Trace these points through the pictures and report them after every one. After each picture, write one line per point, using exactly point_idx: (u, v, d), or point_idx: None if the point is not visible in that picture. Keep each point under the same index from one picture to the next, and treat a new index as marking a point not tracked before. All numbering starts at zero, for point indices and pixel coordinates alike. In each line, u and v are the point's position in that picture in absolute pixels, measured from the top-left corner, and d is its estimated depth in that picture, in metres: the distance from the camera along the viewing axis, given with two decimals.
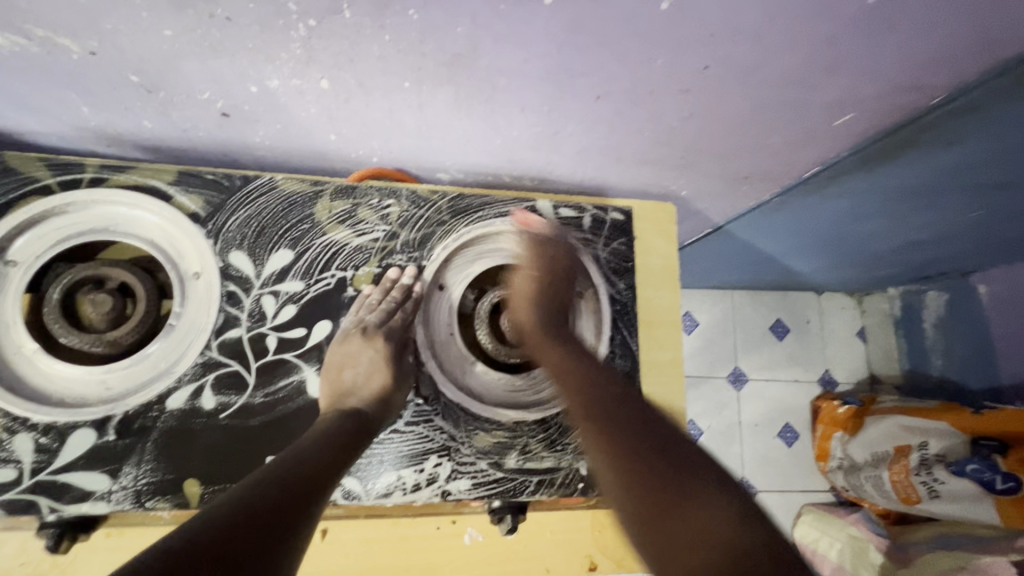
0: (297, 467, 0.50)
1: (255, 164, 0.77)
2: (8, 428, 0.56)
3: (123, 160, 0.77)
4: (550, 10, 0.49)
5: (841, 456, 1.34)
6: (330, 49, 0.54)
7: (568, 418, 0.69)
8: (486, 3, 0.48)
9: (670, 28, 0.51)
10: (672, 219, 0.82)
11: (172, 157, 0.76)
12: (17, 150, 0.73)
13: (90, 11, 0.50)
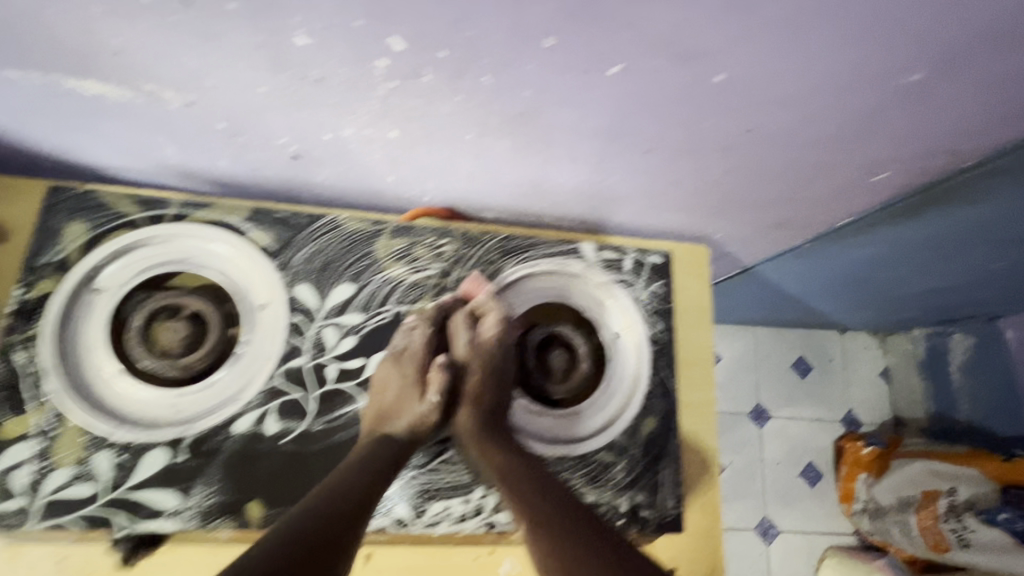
0: (327, 510, 0.54)
1: (314, 200, 0.83)
2: (89, 447, 0.60)
3: (194, 193, 0.83)
4: (614, 79, 0.53)
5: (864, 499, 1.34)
6: (404, 105, 0.59)
7: (608, 455, 0.71)
8: (555, 74, 0.53)
9: (722, 96, 0.55)
10: (703, 262, 0.83)
11: (239, 191, 0.82)
12: (98, 181, 0.80)
13: (195, 71, 0.55)
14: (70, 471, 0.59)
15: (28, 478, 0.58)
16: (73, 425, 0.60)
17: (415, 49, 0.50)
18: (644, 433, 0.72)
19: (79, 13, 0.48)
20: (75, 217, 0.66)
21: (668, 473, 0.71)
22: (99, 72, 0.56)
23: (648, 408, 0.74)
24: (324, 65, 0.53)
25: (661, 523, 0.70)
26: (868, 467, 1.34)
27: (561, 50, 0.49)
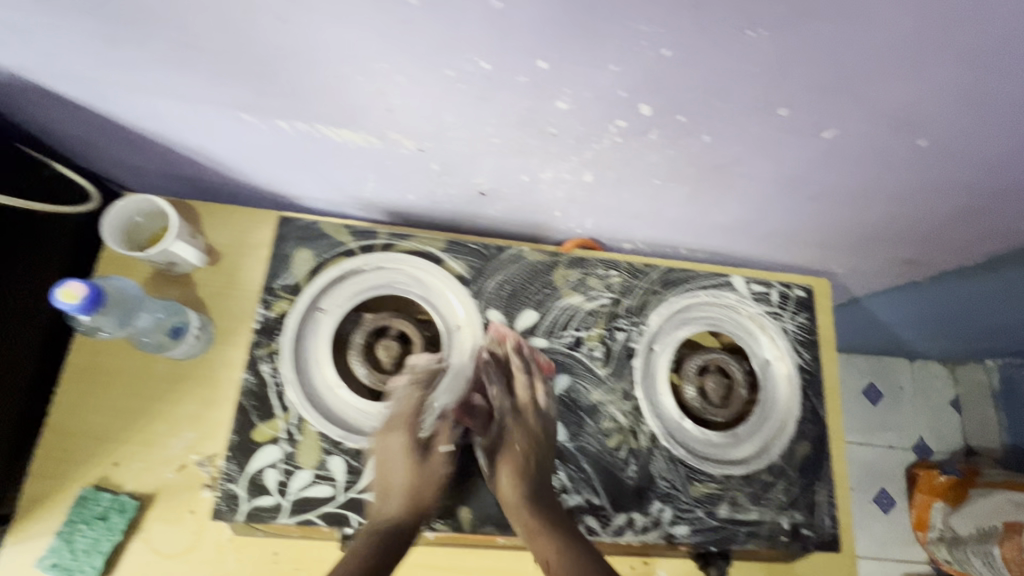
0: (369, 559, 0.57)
1: (474, 229, 0.90)
2: (327, 451, 0.68)
3: (366, 219, 0.91)
4: (825, 141, 0.60)
5: (942, 527, 1.36)
6: (615, 155, 0.66)
7: (768, 475, 0.76)
8: (774, 136, 0.59)
9: (913, 156, 0.62)
10: (827, 294, 0.89)
11: (409, 219, 0.90)
12: (288, 208, 0.89)
13: (445, 126, 0.63)
14: (313, 471, 0.67)
15: (278, 476, 0.66)
16: (312, 431, 0.68)
17: (662, 114, 0.57)
18: (800, 456, 0.78)
19: (377, 81, 0.55)
20: (302, 245, 0.75)
21: (824, 495, 0.77)
22: (358, 124, 0.64)
23: (801, 432, 0.79)
24: (567, 123, 0.60)
25: (821, 541, 0.75)
26: (945, 495, 1.36)
27: (790, 118, 0.56)
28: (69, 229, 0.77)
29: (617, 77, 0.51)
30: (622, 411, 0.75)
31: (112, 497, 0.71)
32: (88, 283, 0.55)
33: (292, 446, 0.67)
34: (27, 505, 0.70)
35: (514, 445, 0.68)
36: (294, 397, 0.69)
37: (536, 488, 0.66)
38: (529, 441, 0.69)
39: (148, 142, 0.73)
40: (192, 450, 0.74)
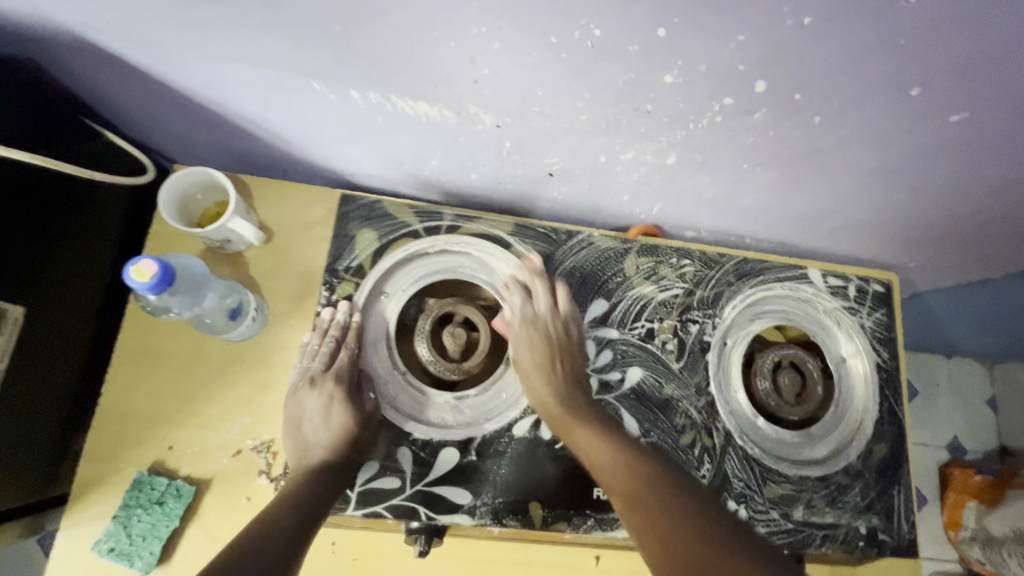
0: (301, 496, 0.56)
1: (532, 213, 0.86)
2: (394, 440, 0.66)
3: (421, 200, 0.86)
4: (950, 125, 0.56)
5: (975, 526, 1.14)
6: (709, 136, 0.61)
7: (845, 478, 0.73)
8: (890, 118, 0.55)
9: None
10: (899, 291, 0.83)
11: (467, 202, 0.85)
12: (337, 186, 0.84)
13: (532, 100, 0.58)
14: (380, 462, 0.65)
15: None
16: (378, 420, 0.66)
17: (776, 91, 0.52)
18: (877, 458, 0.75)
19: (470, 47, 0.51)
20: (365, 225, 0.71)
21: (902, 498, 0.74)
22: (437, 96, 0.60)
23: (878, 433, 0.76)
24: (668, 99, 0.55)
25: (898, 547, 0.72)
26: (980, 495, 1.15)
27: (921, 98, 0.52)
28: (119, 204, 0.74)
29: (741, 48, 0.47)
30: (696, 407, 0.72)
31: (167, 481, 0.68)
32: (162, 262, 0.51)
33: (319, 419, 0.63)
34: (81, 489, 0.67)
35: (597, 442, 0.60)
36: (338, 369, 0.65)
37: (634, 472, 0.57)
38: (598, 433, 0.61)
39: (202, 115, 0.69)
40: (248, 435, 0.71)
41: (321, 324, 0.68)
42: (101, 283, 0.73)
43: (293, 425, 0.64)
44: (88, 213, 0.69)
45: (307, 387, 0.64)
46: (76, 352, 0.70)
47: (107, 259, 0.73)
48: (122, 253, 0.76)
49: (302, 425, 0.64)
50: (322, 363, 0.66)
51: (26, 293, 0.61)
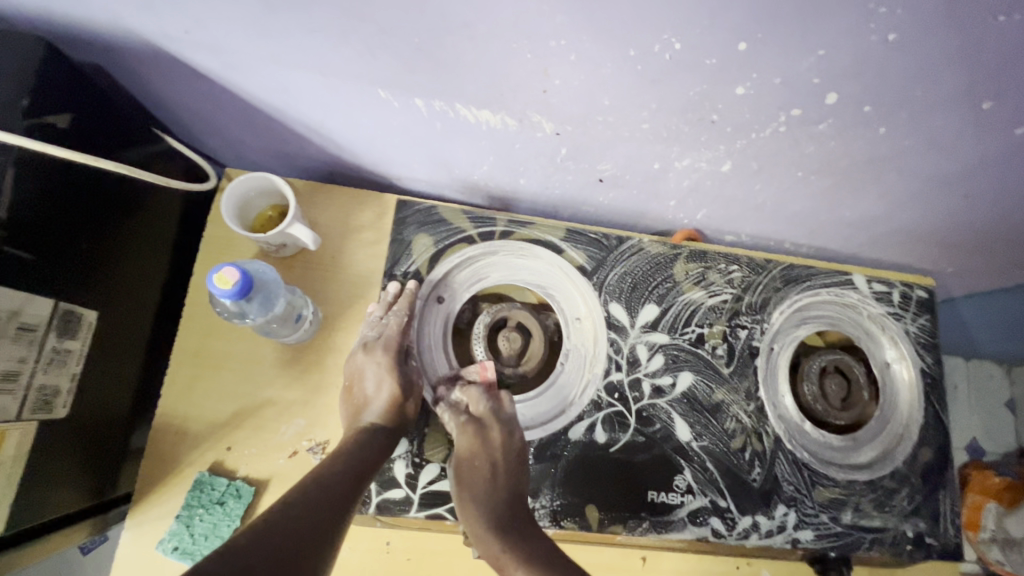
0: (342, 467, 0.56)
1: (575, 218, 0.85)
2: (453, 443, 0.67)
3: (465, 204, 0.85)
4: (1013, 134, 0.57)
5: (993, 529, 1.02)
6: (770, 145, 0.62)
7: (892, 482, 0.75)
8: (954, 131, 0.57)
9: None
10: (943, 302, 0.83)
11: (513, 207, 0.84)
12: (382, 190, 0.85)
13: (598, 109, 0.59)
14: (440, 465, 0.66)
15: (405, 468, 0.66)
16: (438, 422, 0.68)
17: (846, 103, 0.54)
18: (922, 463, 0.76)
19: (546, 59, 0.52)
20: (421, 230, 0.74)
21: (948, 502, 0.75)
22: (502, 104, 0.60)
23: (923, 438, 0.77)
24: (735, 109, 0.56)
25: (944, 550, 0.73)
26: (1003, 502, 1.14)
27: (990, 111, 0.54)
28: (176, 208, 0.74)
29: (821, 62, 0.49)
30: (746, 411, 0.73)
31: (227, 482, 0.69)
32: (241, 269, 0.53)
33: (368, 385, 0.65)
34: (144, 490, 0.68)
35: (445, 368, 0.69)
36: (387, 338, 0.67)
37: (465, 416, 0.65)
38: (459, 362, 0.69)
39: (261, 121, 0.69)
40: (303, 436, 0.72)
41: (385, 298, 0.71)
42: (158, 287, 0.73)
43: (347, 389, 0.67)
44: (149, 218, 0.70)
45: (361, 352, 0.67)
46: (137, 354, 0.71)
47: (164, 262, 0.74)
48: (176, 256, 0.77)
49: (354, 389, 0.66)
50: (375, 331, 0.69)
51: (97, 298, 0.62)
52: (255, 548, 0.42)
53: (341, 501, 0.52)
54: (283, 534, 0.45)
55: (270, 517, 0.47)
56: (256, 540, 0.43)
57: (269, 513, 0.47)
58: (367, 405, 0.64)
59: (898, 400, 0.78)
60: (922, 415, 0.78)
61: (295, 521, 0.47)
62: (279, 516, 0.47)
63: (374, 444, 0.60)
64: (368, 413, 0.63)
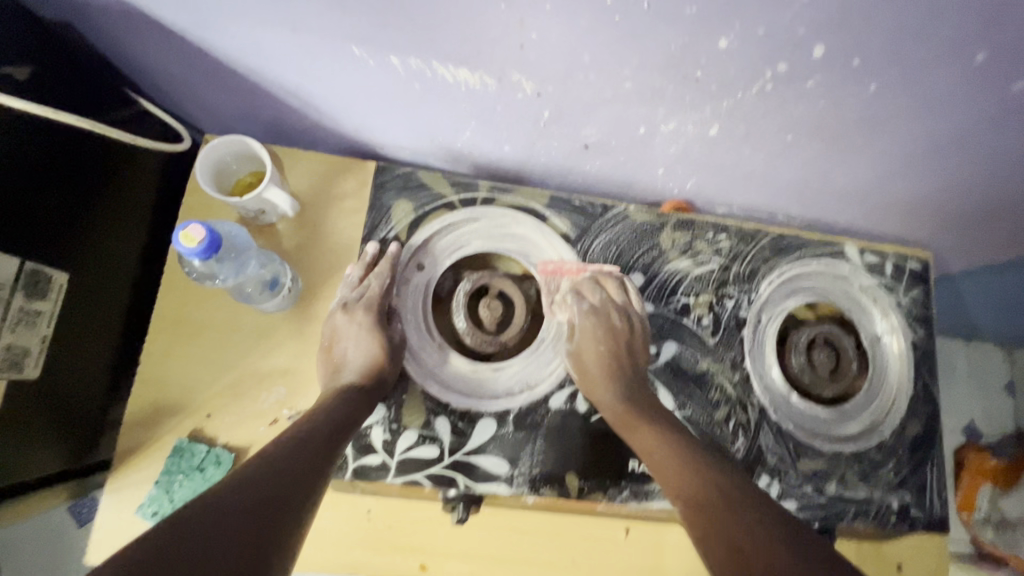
0: (319, 425, 0.55)
1: (562, 189, 0.84)
2: (432, 411, 0.66)
3: (450, 173, 0.84)
4: (1005, 93, 0.55)
5: (988, 509, 1.05)
6: (758, 105, 0.60)
7: (879, 454, 0.74)
8: (947, 88, 0.55)
9: None
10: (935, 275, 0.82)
11: (498, 175, 0.82)
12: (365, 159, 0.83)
13: (579, 66, 0.57)
14: (418, 432, 0.66)
15: (383, 435, 0.65)
16: (417, 391, 0.67)
17: (833, 58, 0.52)
18: (910, 435, 0.75)
19: (522, 9, 0.50)
20: (401, 197, 0.72)
21: (934, 475, 0.74)
22: (480, 62, 0.58)
23: (912, 411, 0.76)
24: (720, 65, 0.54)
25: (929, 523, 0.73)
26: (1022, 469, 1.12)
27: (984, 66, 0.52)
28: (153, 174, 0.73)
29: (805, 11, 0.47)
30: (731, 382, 0.72)
31: (207, 449, 0.69)
32: (209, 228, 0.52)
33: (349, 344, 0.65)
34: (125, 456, 0.68)
35: (594, 342, 0.67)
36: (368, 299, 0.67)
37: (637, 392, 0.65)
38: (616, 342, 0.68)
39: (237, 84, 0.68)
40: (284, 405, 0.72)
41: (364, 259, 0.70)
42: (136, 255, 0.72)
43: (327, 349, 0.66)
44: (126, 183, 0.69)
45: (341, 313, 0.67)
46: (115, 321, 0.70)
47: (142, 229, 0.73)
48: (156, 225, 0.76)
49: (334, 348, 0.66)
50: (355, 293, 0.68)
51: (69, 260, 0.61)
52: (220, 506, 0.42)
53: (315, 459, 0.52)
54: (253, 493, 0.45)
55: (237, 480, 0.46)
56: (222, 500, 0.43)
57: (236, 475, 0.46)
58: (345, 363, 0.64)
59: (887, 373, 0.77)
60: (910, 388, 0.77)
61: (266, 481, 0.46)
62: (246, 482, 0.45)
63: (350, 407, 0.59)
64: (346, 374, 0.63)
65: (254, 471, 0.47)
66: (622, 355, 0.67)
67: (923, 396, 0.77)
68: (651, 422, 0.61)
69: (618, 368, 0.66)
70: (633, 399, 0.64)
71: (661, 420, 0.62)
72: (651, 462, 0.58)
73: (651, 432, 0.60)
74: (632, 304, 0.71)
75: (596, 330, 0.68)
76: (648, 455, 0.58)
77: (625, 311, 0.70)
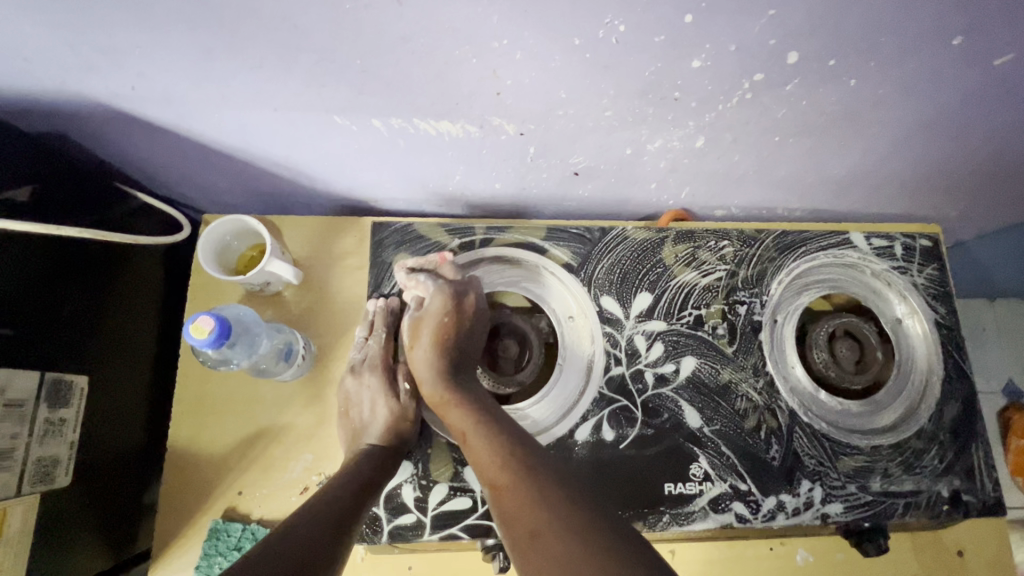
0: (342, 488, 0.56)
1: (559, 215, 0.84)
2: (460, 461, 0.66)
3: (446, 216, 0.84)
4: (988, 68, 0.55)
5: None
6: (741, 113, 0.60)
7: (920, 441, 0.72)
8: (930, 71, 0.55)
9: None
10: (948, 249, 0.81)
11: (494, 211, 0.83)
12: (362, 214, 0.84)
13: (557, 103, 0.57)
14: (448, 484, 0.65)
15: (414, 492, 0.65)
16: (442, 442, 0.67)
17: (809, 61, 0.52)
18: (949, 417, 0.73)
19: (492, 61, 0.51)
20: (401, 250, 0.73)
21: (981, 456, 0.72)
22: (459, 113, 0.59)
23: (947, 391, 0.74)
24: (697, 84, 0.54)
25: (985, 506, 0.70)
26: None
27: (963, 46, 0.52)
28: (159, 262, 0.74)
29: (773, 23, 0.47)
30: (756, 388, 0.71)
31: (242, 526, 0.69)
32: (216, 316, 0.53)
33: (365, 409, 0.66)
34: (163, 544, 0.69)
35: (434, 317, 0.65)
36: (370, 359, 0.69)
37: (456, 361, 0.64)
38: (455, 314, 0.66)
39: (228, 164, 0.69)
40: (312, 471, 0.71)
41: (368, 319, 0.71)
42: (152, 343, 0.74)
43: (344, 414, 0.68)
44: (132, 276, 0.70)
45: (349, 377, 0.69)
46: (138, 412, 0.71)
47: (154, 317, 0.74)
48: (167, 310, 0.77)
49: (351, 413, 0.67)
50: (361, 354, 0.70)
51: (87, 362, 0.63)
52: (260, 567, 0.41)
53: (341, 520, 0.51)
54: (289, 553, 0.44)
55: (270, 543, 0.45)
56: (260, 560, 0.42)
57: (268, 538, 0.46)
58: (366, 427, 0.65)
59: (914, 357, 0.75)
60: (941, 368, 0.75)
61: (300, 540, 0.46)
62: (279, 543, 0.45)
63: (367, 469, 0.59)
64: (367, 437, 0.64)
65: (284, 533, 0.47)
66: (450, 335, 0.65)
67: (957, 376, 0.75)
68: (459, 403, 0.60)
69: (444, 346, 0.65)
70: (451, 372, 0.63)
71: (467, 395, 0.61)
72: (467, 447, 0.57)
73: (454, 413, 0.59)
74: (455, 278, 0.69)
75: (444, 304, 0.65)
76: (530, 547, 0.46)
77: (459, 289, 0.67)
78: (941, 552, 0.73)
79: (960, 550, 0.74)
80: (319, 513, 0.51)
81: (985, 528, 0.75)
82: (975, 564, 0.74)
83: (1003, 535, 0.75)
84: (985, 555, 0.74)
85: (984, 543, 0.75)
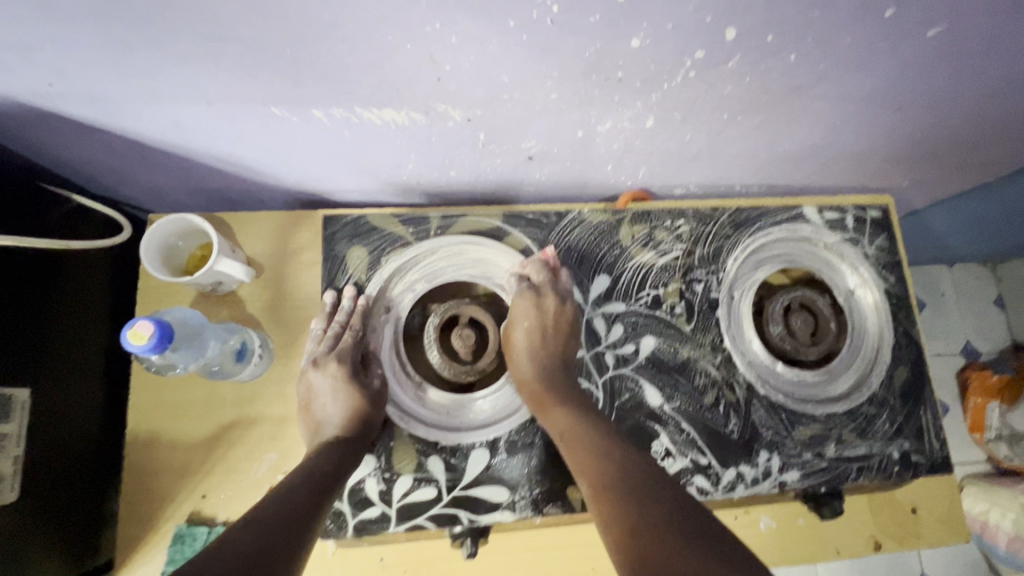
0: (305, 481, 0.54)
1: (518, 199, 0.83)
2: (423, 452, 0.66)
3: (404, 205, 0.83)
4: (922, 39, 0.55)
5: (999, 426, 1.08)
6: (686, 92, 0.59)
7: (871, 407, 0.74)
8: (866, 44, 0.55)
9: (1008, 48, 0.59)
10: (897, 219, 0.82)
11: (452, 199, 0.82)
12: (316, 207, 0.82)
13: (501, 87, 0.56)
14: (413, 476, 0.65)
15: (378, 485, 0.65)
16: (404, 434, 0.66)
17: (747, 38, 0.52)
18: (899, 382, 0.75)
19: (427, 46, 0.49)
20: (355, 243, 0.72)
21: (929, 418, 0.75)
22: (402, 100, 0.57)
23: (897, 357, 0.76)
24: (639, 63, 0.54)
25: (932, 465, 0.73)
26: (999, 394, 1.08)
27: (896, 18, 0.52)
28: (101, 267, 0.72)
29: (707, 1, 0.47)
30: (714, 364, 0.72)
31: (207, 530, 0.68)
32: (156, 321, 0.52)
33: (329, 398, 0.64)
34: (126, 553, 0.68)
35: (531, 312, 0.68)
36: (341, 350, 0.66)
37: (555, 363, 0.67)
38: (552, 314, 0.68)
39: (168, 162, 0.67)
40: (277, 470, 0.71)
41: (326, 310, 0.69)
42: (100, 351, 0.71)
43: (306, 408, 0.66)
44: (73, 284, 0.67)
45: (313, 369, 0.66)
46: (90, 422, 0.69)
47: (101, 324, 0.72)
48: (115, 315, 0.74)
49: (313, 406, 0.65)
50: (324, 346, 0.68)
51: (30, 375, 0.60)
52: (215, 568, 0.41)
53: (302, 513, 0.50)
54: (243, 551, 0.43)
55: (223, 542, 0.44)
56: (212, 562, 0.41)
57: (222, 537, 0.45)
58: (329, 419, 0.63)
59: (865, 326, 0.77)
60: (893, 335, 0.77)
61: (257, 537, 0.45)
62: (235, 541, 0.44)
63: (333, 460, 0.58)
64: (327, 429, 0.63)
65: (240, 531, 0.46)
66: (551, 326, 0.68)
67: (908, 342, 0.77)
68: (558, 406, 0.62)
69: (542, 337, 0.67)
70: (551, 376, 0.65)
71: (572, 402, 0.63)
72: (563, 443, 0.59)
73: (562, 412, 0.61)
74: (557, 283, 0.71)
75: (528, 307, 0.68)
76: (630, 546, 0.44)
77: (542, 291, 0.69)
78: (896, 510, 0.77)
79: (913, 507, 0.77)
80: (280, 509, 0.50)
81: (936, 484, 0.79)
82: (929, 520, 0.77)
83: (952, 491, 0.79)
84: (937, 511, 0.78)
85: (935, 499, 0.78)
